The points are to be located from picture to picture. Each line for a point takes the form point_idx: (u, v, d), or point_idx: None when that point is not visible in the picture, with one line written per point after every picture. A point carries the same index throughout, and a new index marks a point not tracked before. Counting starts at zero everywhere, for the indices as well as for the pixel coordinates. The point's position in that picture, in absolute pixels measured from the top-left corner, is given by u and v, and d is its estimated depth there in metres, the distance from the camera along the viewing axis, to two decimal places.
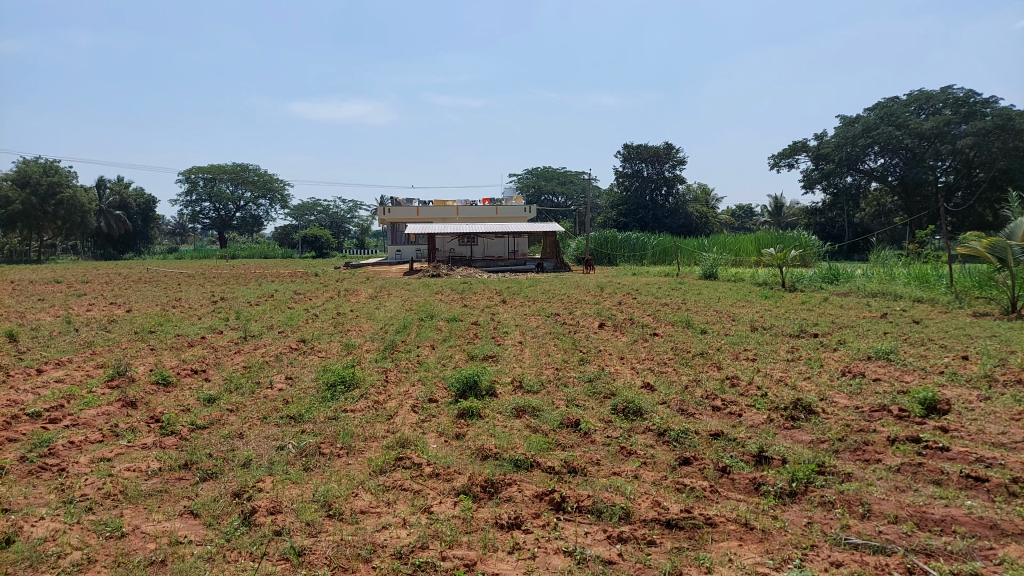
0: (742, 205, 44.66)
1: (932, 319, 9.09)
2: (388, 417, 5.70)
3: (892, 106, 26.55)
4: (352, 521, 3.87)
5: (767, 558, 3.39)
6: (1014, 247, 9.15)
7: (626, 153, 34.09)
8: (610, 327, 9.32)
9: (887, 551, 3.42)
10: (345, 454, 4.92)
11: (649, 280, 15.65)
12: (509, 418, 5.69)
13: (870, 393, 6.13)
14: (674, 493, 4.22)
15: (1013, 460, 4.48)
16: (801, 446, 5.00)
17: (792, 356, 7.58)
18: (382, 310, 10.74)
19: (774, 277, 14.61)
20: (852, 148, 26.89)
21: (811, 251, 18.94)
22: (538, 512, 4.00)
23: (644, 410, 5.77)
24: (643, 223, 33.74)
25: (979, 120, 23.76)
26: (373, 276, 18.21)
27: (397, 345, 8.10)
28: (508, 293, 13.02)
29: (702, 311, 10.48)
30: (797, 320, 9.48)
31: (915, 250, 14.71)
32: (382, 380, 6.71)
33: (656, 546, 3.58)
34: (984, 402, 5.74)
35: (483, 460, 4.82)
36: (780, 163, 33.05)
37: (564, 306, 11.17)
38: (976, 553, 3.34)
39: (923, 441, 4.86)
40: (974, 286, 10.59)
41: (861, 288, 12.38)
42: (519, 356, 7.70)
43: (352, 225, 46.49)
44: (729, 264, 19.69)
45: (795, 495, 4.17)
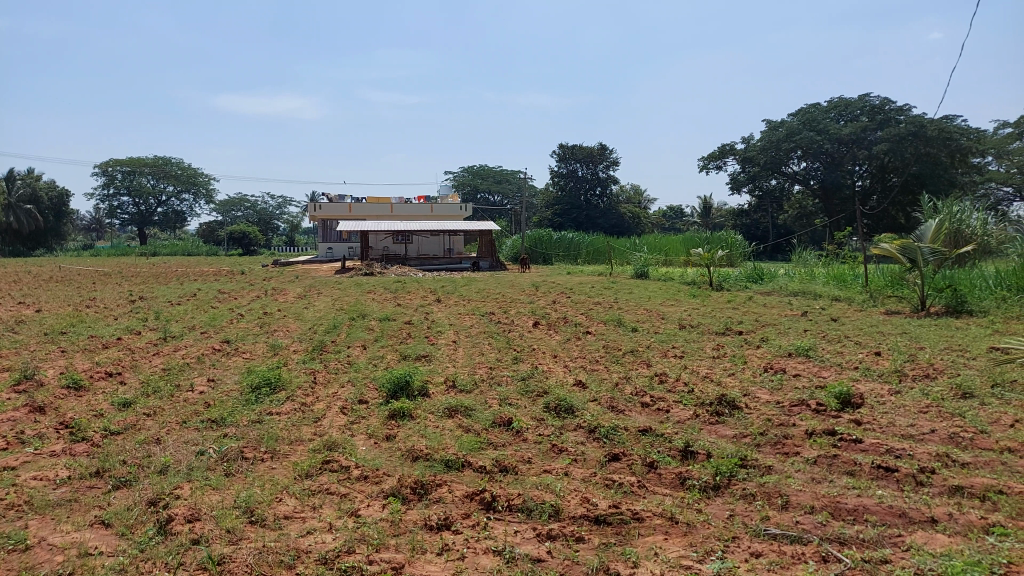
0: (674, 206, 45.71)
1: (848, 317, 9.52)
2: (315, 420, 5.57)
3: (814, 112, 27.68)
4: (276, 527, 3.76)
5: (691, 551, 3.47)
6: (923, 249, 9.59)
7: (561, 152, 34.38)
8: (544, 326, 9.37)
9: (803, 540, 3.55)
10: (269, 458, 4.77)
11: (583, 279, 15.84)
12: (440, 418, 5.64)
13: (790, 388, 6.37)
14: (603, 490, 4.27)
15: (921, 450, 4.72)
16: (724, 440, 5.13)
17: (717, 353, 7.80)
18: (312, 309, 10.49)
19: (701, 276, 14.99)
20: (777, 152, 27.77)
21: (737, 251, 19.54)
22: (468, 512, 3.98)
23: (576, 408, 5.82)
24: (577, 223, 34.13)
25: (893, 127, 25.12)
26: (303, 275, 17.80)
27: (326, 345, 7.94)
28: (442, 292, 12.94)
29: (634, 309, 10.66)
30: (723, 318, 9.75)
31: (834, 250, 15.33)
32: (309, 382, 6.55)
33: (584, 542, 3.61)
34: (894, 396, 6.03)
35: (414, 461, 4.76)
36: (708, 165, 34.00)
37: (499, 305, 11.18)
38: (886, 541, 3.50)
39: (838, 434, 5.08)
40: (887, 286, 11.14)
41: (784, 288, 12.82)
42: (452, 355, 7.64)
43: (281, 222, 45.34)
44: (659, 264, 20.13)
45: (718, 488, 4.28)
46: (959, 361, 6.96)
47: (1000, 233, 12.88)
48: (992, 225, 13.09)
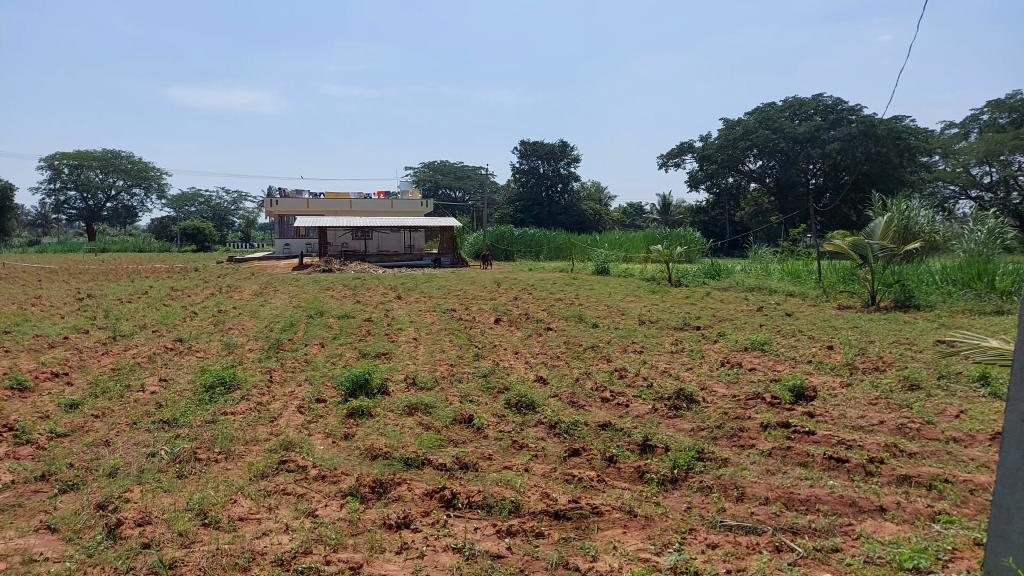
0: (633, 203, 46.17)
1: (802, 312, 9.75)
2: (271, 419, 5.47)
3: (769, 111, 28.27)
4: (230, 529, 3.68)
5: (649, 544, 3.51)
6: (874, 245, 9.84)
7: (523, 149, 34.44)
8: (505, 323, 9.36)
9: (758, 531, 3.62)
10: (223, 459, 4.67)
11: (544, 275, 15.89)
12: (400, 416, 5.60)
13: (746, 382, 6.50)
14: (563, 485, 4.30)
15: (870, 441, 4.87)
16: (682, 434, 5.20)
17: (676, 348, 7.91)
18: (269, 307, 10.30)
19: (661, 272, 15.18)
20: (733, 150, 28.27)
21: (695, 248, 19.83)
22: (427, 510, 3.96)
23: (536, 404, 5.83)
24: (538, 219, 34.21)
25: (845, 127, 25.93)
26: (260, 272, 17.46)
27: (283, 343, 7.80)
28: (403, 289, 12.84)
29: (594, 306, 10.73)
30: (681, 314, 9.88)
31: (789, 247, 15.66)
32: (265, 381, 6.43)
33: (544, 538, 3.62)
34: (846, 389, 6.20)
35: (373, 460, 4.71)
36: (667, 162, 34.47)
37: (460, 301, 11.15)
38: (837, 530, 3.59)
39: (792, 427, 5.20)
40: (839, 281, 11.44)
41: (740, 284, 13.05)
42: (413, 353, 7.58)
43: (237, 218, 44.41)
44: (619, 260, 20.30)
45: (676, 481, 4.34)
46: (907, 354, 7.18)
47: (946, 229, 13.34)
48: (938, 222, 13.54)
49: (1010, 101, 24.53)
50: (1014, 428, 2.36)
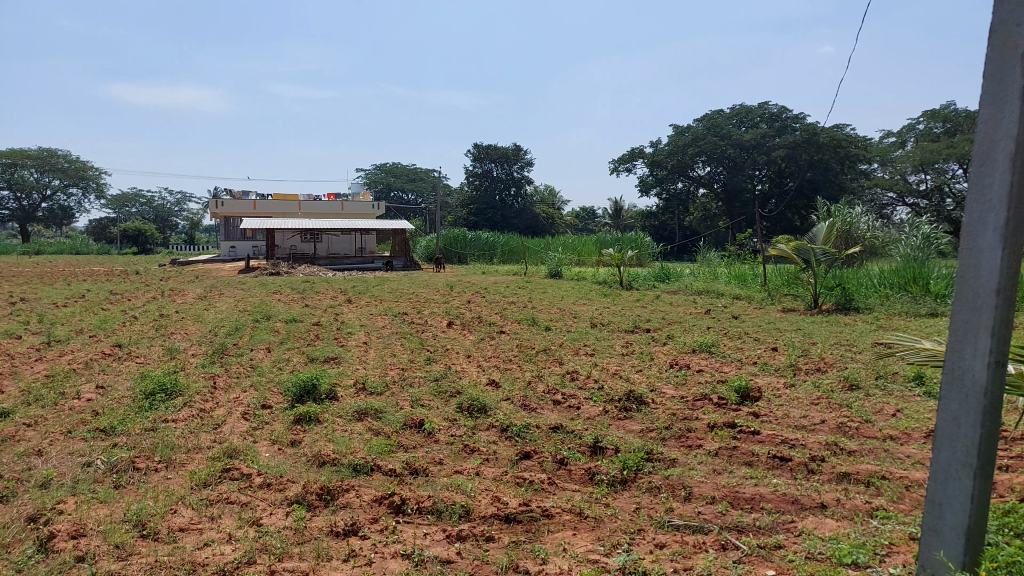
0: (586, 208, 46.65)
1: (748, 315, 10.00)
2: (215, 427, 5.33)
3: (717, 117, 28.96)
4: (170, 540, 3.56)
5: (599, 545, 3.53)
6: (816, 249, 10.13)
7: (476, 151, 34.50)
8: (458, 327, 9.32)
9: (704, 530, 3.69)
10: (163, 468, 4.52)
11: (497, 279, 15.93)
12: (349, 421, 5.51)
13: (693, 383, 6.63)
14: (513, 488, 4.29)
15: (812, 440, 5.01)
16: (631, 435, 5.26)
17: (626, 350, 8.01)
18: (214, 311, 10.03)
19: (612, 275, 15.35)
20: (682, 156, 28.79)
21: (646, 252, 20.15)
22: (376, 516, 3.90)
23: (488, 407, 5.82)
24: (492, 222, 34.21)
25: (790, 135, 26.99)
26: (204, 275, 16.99)
27: (228, 348, 7.61)
28: (354, 292, 12.68)
29: (547, 308, 10.79)
30: (632, 317, 10.00)
31: (735, 251, 16.06)
32: (209, 387, 6.26)
33: (494, 542, 3.61)
34: (789, 389, 6.37)
35: (321, 467, 4.63)
36: (619, 168, 34.97)
37: (412, 305, 11.07)
38: (780, 527, 3.68)
39: (737, 427, 5.31)
40: (784, 284, 11.76)
41: (689, 287, 13.30)
42: (362, 357, 7.47)
43: (180, 219, 43.18)
44: (572, 264, 20.48)
45: (625, 482, 4.38)
46: (847, 355, 7.43)
47: (883, 235, 13.87)
48: (876, 228, 14.05)
49: (944, 111, 25.62)
50: (945, 425, 2.47)
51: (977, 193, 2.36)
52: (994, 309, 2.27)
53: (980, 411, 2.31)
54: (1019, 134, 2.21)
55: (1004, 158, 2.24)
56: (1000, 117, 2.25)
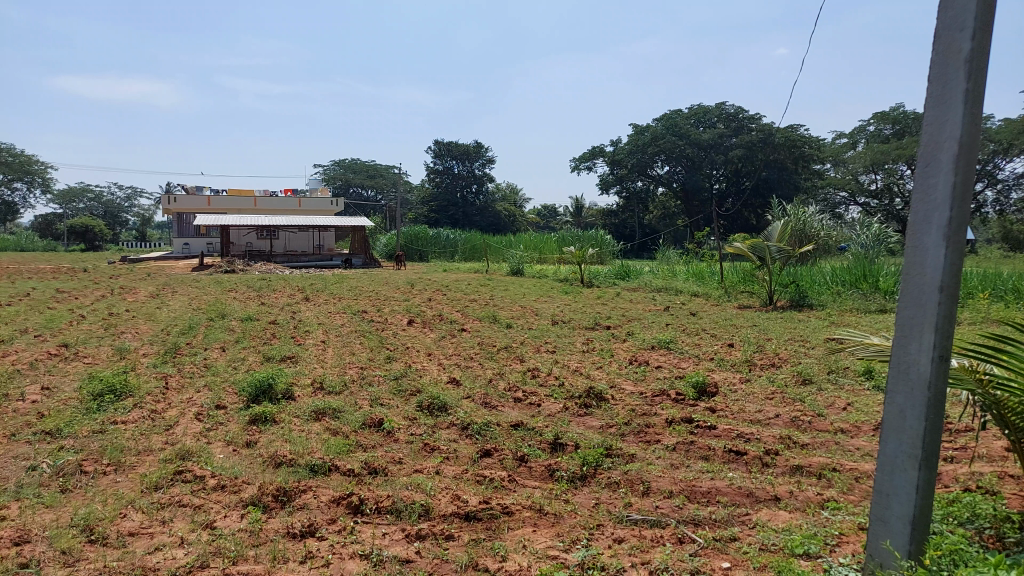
0: (547, 206, 46.88)
1: (706, 311, 10.17)
2: (167, 428, 5.20)
3: (675, 117, 29.30)
4: (119, 545, 3.47)
5: (558, 541, 3.55)
6: (771, 247, 10.33)
7: (436, 149, 34.40)
8: (418, 324, 9.26)
9: (662, 524, 3.73)
10: (112, 471, 4.39)
11: (459, 276, 15.89)
12: (306, 421, 5.43)
13: (652, 379, 6.71)
14: (473, 486, 4.29)
15: (767, 434, 5.11)
16: (591, 431, 5.30)
17: (587, 347, 8.07)
18: (166, 310, 9.79)
19: (573, 273, 15.45)
20: (642, 155, 29.05)
21: (606, 250, 20.34)
22: (334, 517, 3.85)
23: (448, 406, 5.80)
24: (453, 220, 34.08)
25: (746, 135, 27.59)
26: (156, 273, 16.53)
27: (181, 347, 7.43)
28: (312, 290, 12.50)
29: (508, 306, 10.80)
30: (592, 314, 10.08)
31: (694, 249, 16.30)
32: (161, 387, 6.11)
33: (454, 540, 3.60)
34: (745, 384, 6.50)
35: (277, 468, 4.55)
36: (579, 166, 35.16)
37: (372, 302, 10.96)
38: (735, 520, 3.75)
39: (694, 422, 5.40)
40: (740, 282, 11.98)
41: (649, 284, 13.46)
42: (321, 356, 7.38)
43: (131, 215, 41.94)
44: (533, 261, 20.53)
45: (585, 478, 4.41)
46: (801, 351, 7.61)
47: (836, 233, 14.22)
48: (829, 227, 14.42)
49: (893, 113, 26.36)
50: (892, 418, 2.55)
51: (922, 194, 2.43)
52: (938, 306, 2.35)
53: (925, 404, 2.39)
54: (961, 136, 2.28)
55: (947, 160, 2.32)
56: (944, 120, 2.32)
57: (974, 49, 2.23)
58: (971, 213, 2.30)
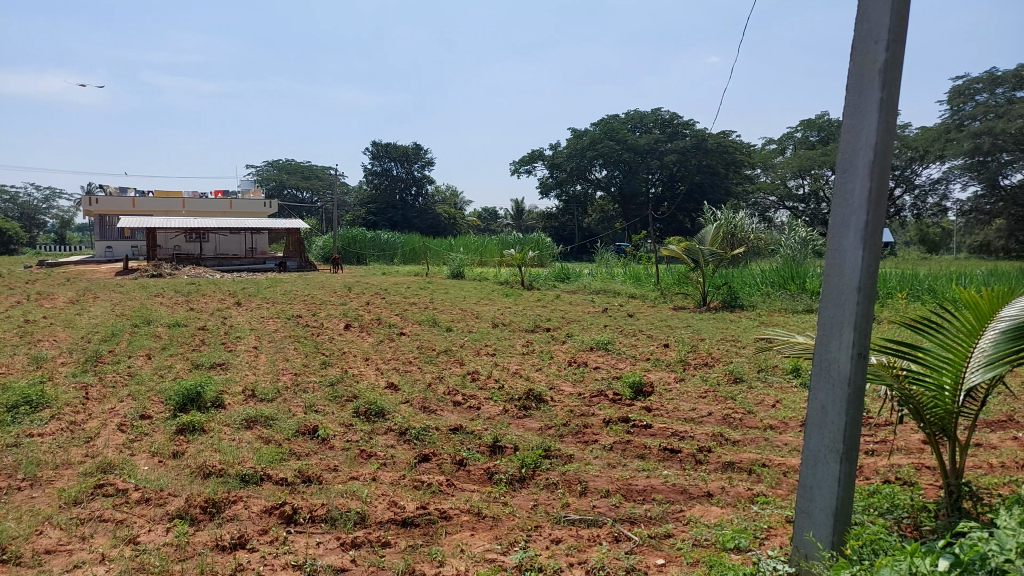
0: (488, 209, 47.01)
1: (642, 313, 10.37)
2: (87, 440, 4.96)
3: (613, 122, 29.80)
4: (34, 564, 3.29)
5: (496, 544, 3.55)
6: (704, 250, 10.60)
7: (374, 150, 34.07)
8: (356, 329, 9.11)
9: (599, 523, 3.78)
10: (27, 487, 4.17)
11: (398, 279, 15.74)
12: (237, 430, 5.28)
13: (590, 380, 6.80)
14: (411, 492, 4.24)
15: (700, 432, 5.25)
16: (530, 433, 5.32)
17: (527, 349, 8.11)
18: (87, 316, 9.32)
19: (513, 276, 15.51)
20: (581, 159, 29.42)
21: (546, 253, 20.51)
22: (265, 528, 3.75)
23: (386, 411, 5.73)
24: (392, 223, 33.74)
25: (680, 141, 28.39)
26: (76, 277, 15.76)
27: (103, 355, 7.12)
28: (244, 294, 12.17)
29: (448, 309, 10.75)
30: (532, 316, 10.15)
31: (631, 252, 16.60)
32: (81, 398, 5.82)
33: (390, 547, 3.55)
34: (679, 383, 6.65)
35: (205, 479, 4.40)
36: (519, 168, 35.30)
37: (307, 307, 10.76)
38: (669, 517, 3.83)
39: (631, 421, 5.49)
40: (675, 283, 12.28)
41: (588, 286, 13.67)
42: (253, 362, 7.18)
43: (49, 217, 39.77)
44: (474, 264, 20.53)
45: (523, 480, 4.43)
46: (732, 350, 7.85)
47: (765, 236, 14.74)
48: (759, 230, 14.91)
49: (819, 121, 27.52)
50: (814, 415, 2.65)
51: (840, 199, 2.53)
52: (856, 306, 2.45)
53: (846, 399, 2.50)
54: (876, 143, 2.40)
55: (864, 165, 2.42)
56: (860, 127, 2.43)
57: (888, 60, 2.35)
58: (885, 216, 2.42)
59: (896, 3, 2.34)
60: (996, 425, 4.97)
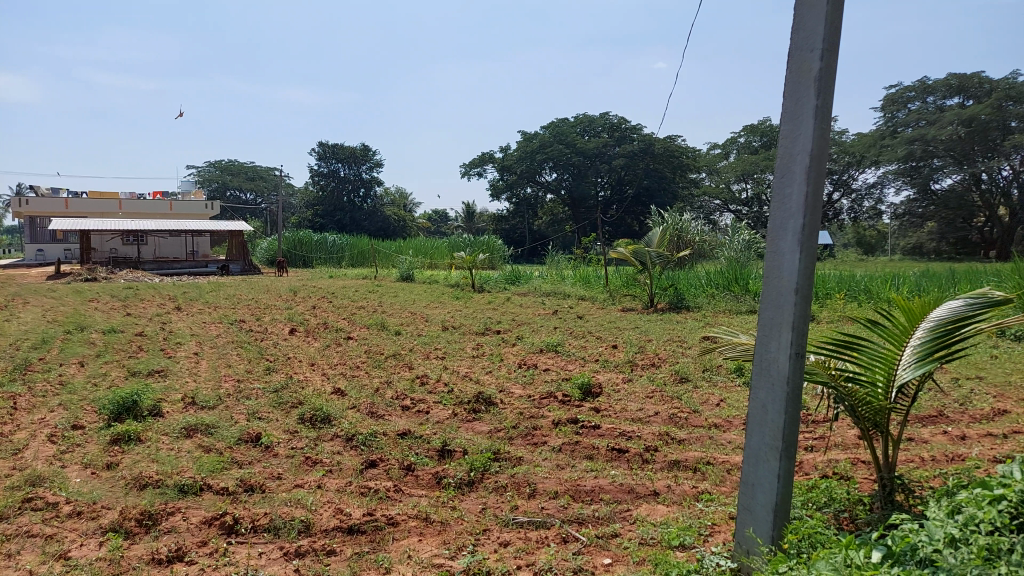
0: (438, 211, 46.83)
1: (591, 315, 10.47)
2: (14, 452, 4.74)
3: (562, 125, 30.05)
4: None
5: (444, 549, 3.53)
6: (651, 252, 10.77)
7: (319, 151, 33.45)
8: (302, 333, 8.95)
9: (547, 525, 3.80)
10: None
11: (346, 282, 15.54)
12: (177, 439, 5.12)
13: (540, 382, 6.84)
14: (358, 498, 4.19)
15: (647, 431, 5.33)
16: (480, 436, 5.32)
17: (476, 352, 8.10)
18: (15, 323, 8.91)
19: (464, 279, 15.47)
20: (531, 162, 29.57)
21: (496, 255, 20.54)
22: (205, 539, 3.65)
23: (332, 417, 5.64)
24: (340, 225, 33.30)
25: (628, 144, 28.83)
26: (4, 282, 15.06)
27: (32, 363, 6.82)
28: (184, 299, 11.82)
29: (398, 313, 10.66)
30: (482, 319, 10.14)
31: (580, 255, 16.76)
32: (8, 408, 5.56)
33: (336, 555, 3.50)
34: (627, 384, 6.75)
35: (141, 490, 4.25)
36: (470, 171, 35.27)
37: (251, 311, 10.52)
38: (616, 516, 3.88)
39: (579, 422, 5.54)
40: (623, 285, 12.44)
41: (538, 289, 13.74)
42: (193, 369, 6.98)
43: None
44: (424, 266, 20.41)
45: (472, 484, 4.42)
46: (678, 351, 8.00)
47: (710, 239, 15.08)
48: (704, 232, 15.24)
49: (762, 127, 28.31)
50: (755, 412, 2.72)
51: (779, 202, 2.60)
52: (794, 306, 2.53)
53: (785, 397, 2.57)
54: (812, 148, 2.47)
55: (800, 170, 2.50)
56: (797, 133, 2.50)
57: (822, 68, 2.42)
58: (821, 219, 2.49)
59: (830, 13, 2.41)
60: (928, 420, 5.18)
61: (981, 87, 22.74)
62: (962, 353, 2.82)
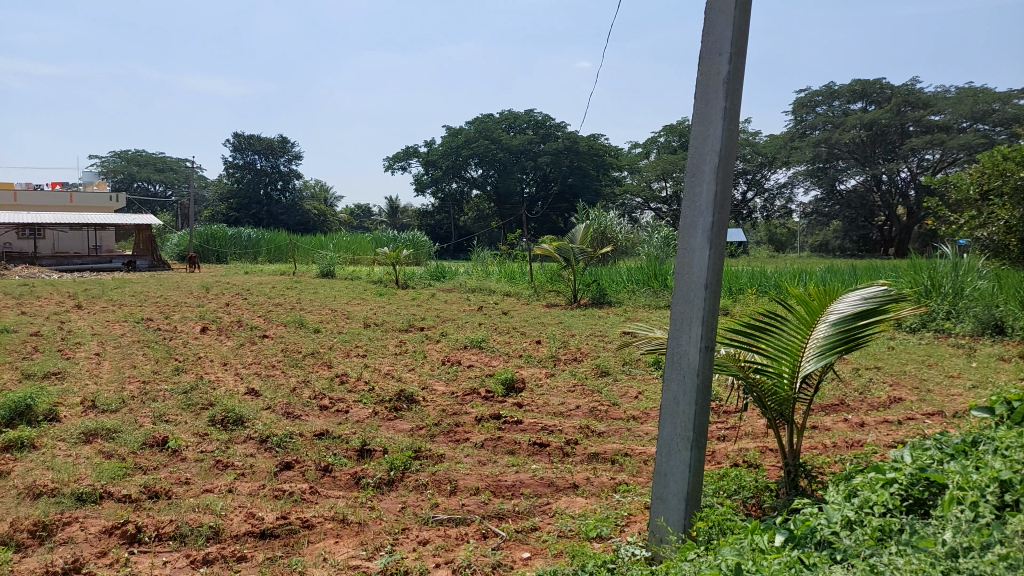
0: (362, 206, 46.03)
1: (516, 310, 10.54)
2: None
3: (487, 121, 30.15)
4: None
5: (361, 550, 3.48)
6: (575, 248, 10.94)
7: (236, 142, 32.39)
8: (215, 332, 8.62)
9: (466, 521, 3.80)
10: None
11: (263, 279, 15.09)
12: (75, 445, 4.84)
13: (463, 378, 6.83)
14: (271, 501, 4.08)
15: (568, 425, 5.41)
16: (401, 434, 5.27)
17: (399, 349, 8.01)
18: None
19: (388, 275, 15.28)
20: (456, 158, 29.48)
21: (421, 251, 20.37)
22: (105, 549, 3.47)
23: (245, 418, 5.46)
24: (258, 219, 32.36)
25: (552, 142, 29.31)
26: None
27: None
28: (85, 296, 11.18)
29: (318, 310, 10.44)
30: (406, 316, 10.04)
31: (506, 250, 16.82)
32: None
33: (247, 561, 3.40)
34: (549, 379, 6.83)
35: (35, 500, 4.01)
36: (394, 165, 34.83)
37: (160, 309, 10.06)
38: (535, 510, 3.92)
39: (502, 418, 5.56)
40: (547, 280, 12.56)
41: (463, 285, 13.72)
42: (94, 371, 6.62)
43: None
44: (346, 262, 20.03)
45: (392, 483, 4.38)
46: (599, 345, 8.16)
47: (631, 235, 15.42)
48: (624, 228, 15.55)
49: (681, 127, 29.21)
50: (667, 404, 2.79)
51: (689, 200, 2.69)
52: (703, 301, 2.62)
53: (695, 388, 2.67)
54: (720, 148, 2.57)
55: (709, 170, 2.59)
56: (706, 133, 2.59)
57: (730, 71, 2.52)
58: (729, 217, 2.60)
59: (737, 18, 2.51)
60: (830, 409, 5.47)
61: (882, 93, 24.19)
62: (859, 343, 3.01)
